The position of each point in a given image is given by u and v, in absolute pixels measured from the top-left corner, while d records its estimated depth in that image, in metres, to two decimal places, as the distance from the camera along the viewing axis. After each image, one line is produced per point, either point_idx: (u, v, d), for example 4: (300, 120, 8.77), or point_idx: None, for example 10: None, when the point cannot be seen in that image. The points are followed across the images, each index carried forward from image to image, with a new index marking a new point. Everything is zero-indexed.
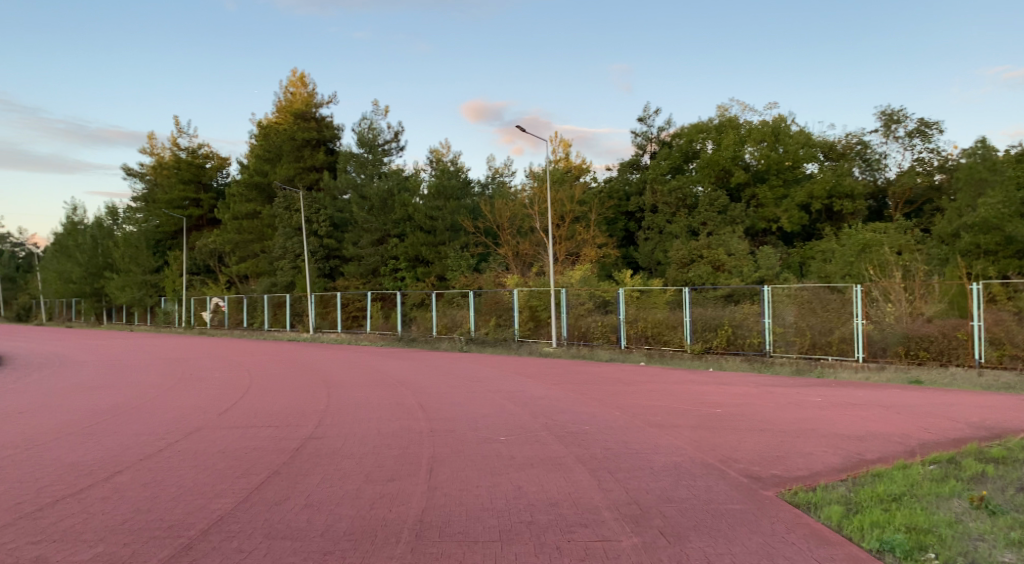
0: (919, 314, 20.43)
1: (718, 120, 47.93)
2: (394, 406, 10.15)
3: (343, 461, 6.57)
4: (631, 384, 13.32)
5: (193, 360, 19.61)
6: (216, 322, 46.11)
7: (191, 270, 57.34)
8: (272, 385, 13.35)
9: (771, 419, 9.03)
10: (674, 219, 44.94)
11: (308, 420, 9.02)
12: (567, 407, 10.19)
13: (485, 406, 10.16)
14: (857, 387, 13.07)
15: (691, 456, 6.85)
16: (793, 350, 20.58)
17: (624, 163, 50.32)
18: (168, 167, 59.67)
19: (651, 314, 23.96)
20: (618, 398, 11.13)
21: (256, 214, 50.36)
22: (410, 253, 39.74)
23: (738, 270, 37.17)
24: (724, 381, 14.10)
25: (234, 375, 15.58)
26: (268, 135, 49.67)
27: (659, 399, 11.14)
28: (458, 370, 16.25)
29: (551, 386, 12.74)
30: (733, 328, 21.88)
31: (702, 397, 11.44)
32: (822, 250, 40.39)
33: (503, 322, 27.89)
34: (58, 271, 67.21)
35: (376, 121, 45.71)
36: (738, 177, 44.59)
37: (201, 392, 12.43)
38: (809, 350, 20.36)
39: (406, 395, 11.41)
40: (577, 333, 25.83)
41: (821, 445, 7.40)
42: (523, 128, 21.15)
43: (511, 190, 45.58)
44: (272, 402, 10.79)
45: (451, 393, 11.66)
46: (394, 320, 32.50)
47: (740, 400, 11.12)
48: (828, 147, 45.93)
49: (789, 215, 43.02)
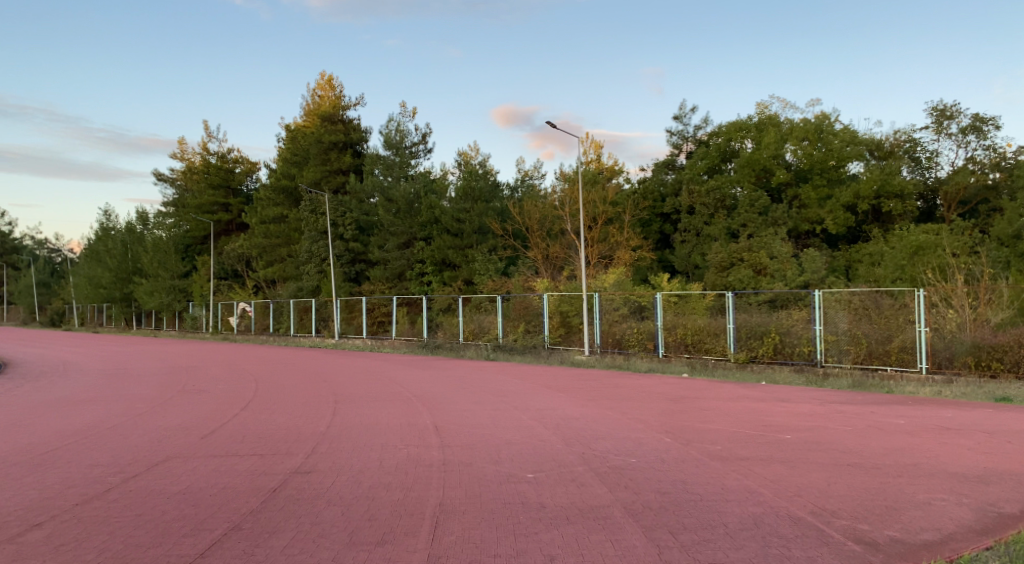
0: (985, 321, 18.59)
1: (758, 117, 45.94)
2: (406, 428, 8.78)
3: (325, 510, 5.18)
4: (674, 400, 11.79)
5: (203, 368, 18.56)
6: (243, 327, 45.46)
7: (219, 275, 56.90)
8: (276, 399, 12.09)
9: (856, 451, 7.41)
10: (712, 221, 43.18)
11: (301, 446, 7.69)
12: (605, 431, 8.65)
13: (508, 428, 8.74)
14: (938, 405, 11.35)
15: (774, 506, 5.30)
16: (847, 360, 18.71)
17: (660, 164, 48.45)
18: (198, 172, 59.63)
19: (691, 320, 22.29)
20: (665, 420, 9.59)
21: (283, 218, 49.76)
22: (437, 257, 38.35)
23: (781, 274, 35.38)
24: (782, 398, 12.43)
25: (239, 386, 14.40)
26: (297, 139, 49.17)
27: (713, 421, 9.54)
28: (482, 381, 14.77)
29: (586, 402, 11.26)
30: (780, 336, 20.11)
31: (761, 418, 9.84)
32: (870, 253, 38.36)
33: (534, 328, 26.45)
34: (89, 276, 67.49)
35: (403, 122, 44.45)
36: (779, 176, 42.55)
37: (196, 407, 11.20)
38: (865, 360, 18.50)
39: (420, 414, 10.04)
40: (611, 340, 24.24)
41: (938, 490, 5.77)
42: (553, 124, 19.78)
43: (541, 192, 44.17)
44: (269, 420, 9.50)
45: (471, 411, 10.26)
46: (420, 326, 31.35)
47: (808, 423, 9.48)
48: (875, 145, 43.75)
49: (834, 217, 40.93)
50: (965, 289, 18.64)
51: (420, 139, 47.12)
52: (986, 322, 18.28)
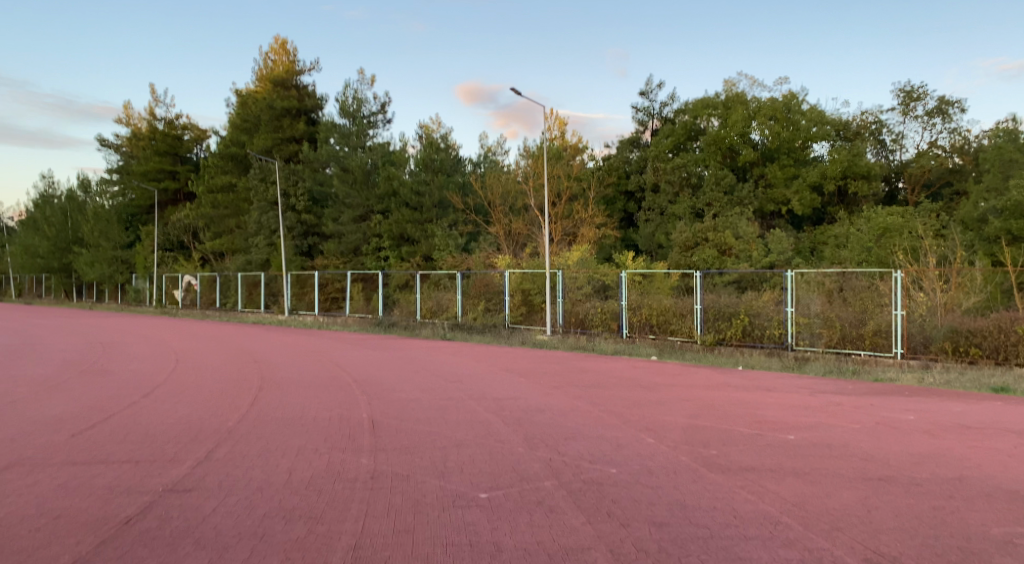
0: (957, 305, 17.66)
1: (725, 95, 44.85)
2: (334, 424, 7.24)
3: (185, 560, 3.60)
4: (648, 388, 10.44)
5: (123, 345, 16.61)
6: (188, 301, 43.02)
7: (163, 246, 53.99)
8: (190, 382, 10.37)
9: (884, 460, 6.05)
10: (678, 200, 42.15)
11: (193, 447, 6.05)
12: (575, 429, 7.22)
13: (458, 426, 7.25)
14: (940, 397, 10.15)
15: (812, 549, 3.90)
16: (819, 344, 17.68)
17: (624, 141, 46.90)
18: (143, 137, 56.52)
19: (657, 300, 20.99)
20: (643, 414, 8.21)
21: (230, 187, 47.58)
22: (394, 231, 36.49)
23: (746, 254, 34.28)
24: (767, 386, 11.15)
25: (154, 367, 12.59)
26: (245, 103, 46.28)
27: (698, 416, 8.17)
28: (434, 364, 13.22)
29: (550, 391, 9.82)
30: (749, 318, 18.94)
31: (750, 412, 8.54)
32: (836, 235, 37.88)
33: (493, 307, 25.00)
34: (24, 245, 63.81)
35: (360, 90, 42.15)
36: (746, 155, 41.56)
37: (89, 391, 9.42)
38: (839, 345, 17.47)
39: (355, 406, 8.43)
40: (574, 320, 22.88)
41: (1012, 520, 4.43)
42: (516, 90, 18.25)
43: (504, 167, 42.56)
44: (169, 411, 7.81)
45: (417, 402, 8.72)
46: (375, 303, 29.61)
47: (806, 418, 8.19)
48: (843, 126, 42.73)
49: (801, 197, 40.16)
50: (936, 271, 17.72)
51: (378, 108, 44.84)
52: (959, 306, 17.38)
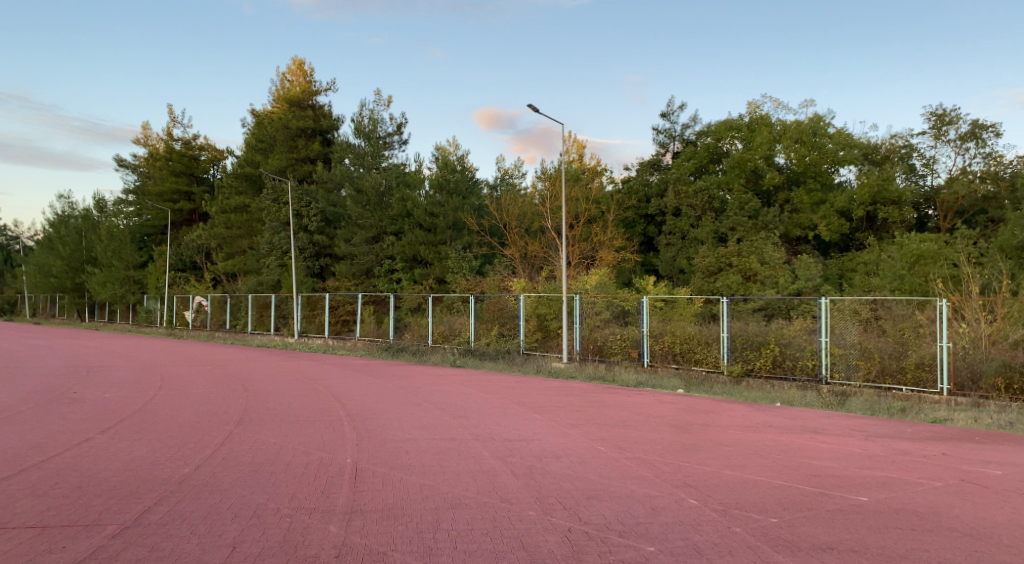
0: (1003, 338, 15.56)
1: (749, 117, 43.71)
2: (309, 474, 6.04)
3: None
4: (678, 428, 9.16)
5: (111, 369, 15.52)
6: (199, 322, 42.09)
7: (176, 266, 53.36)
8: (162, 414, 9.20)
9: (998, 538, 4.72)
10: (700, 224, 40.79)
11: (127, 506, 4.86)
12: (600, 484, 5.97)
13: (457, 477, 6.03)
14: (1017, 445, 8.75)
15: None
16: (856, 377, 16.21)
17: (645, 163, 45.81)
18: (160, 157, 56.25)
19: (681, 327, 19.67)
20: (677, 463, 6.94)
21: (245, 207, 47.01)
22: (407, 253, 35.38)
23: (772, 280, 32.99)
24: (814, 427, 9.80)
25: (132, 394, 11.45)
26: (262, 124, 45.78)
27: (743, 467, 6.87)
28: (440, 395, 11.98)
29: (566, 431, 8.56)
30: (780, 348, 17.52)
31: (803, 462, 7.25)
32: (865, 262, 36.49)
33: (508, 331, 23.77)
34: (40, 264, 63.49)
35: (377, 111, 41.56)
36: (771, 178, 40.40)
37: (44, 425, 8.27)
38: (878, 378, 15.99)
39: (340, 448, 7.22)
40: (592, 347, 21.58)
41: None
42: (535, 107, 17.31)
43: (522, 190, 41.52)
44: (119, 452, 6.63)
45: (412, 444, 7.49)
46: (386, 326, 28.42)
47: (872, 471, 6.88)
48: (871, 150, 41.44)
49: (828, 222, 38.81)
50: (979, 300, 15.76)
51: (395, 129, 44.17)
52: (1004, 339, 15.52)
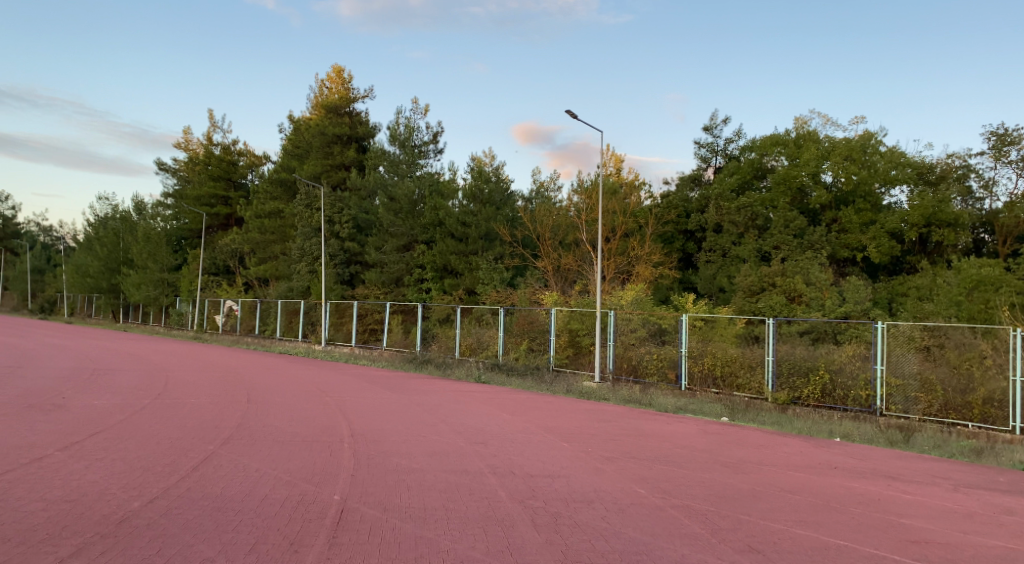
0: None
1: (796, 133, 42.19)
2: (283, 514, 4.92)
3: None
4: (730, 468, 7.86)
5: (116, 373, 14.65)
6: (228, 327, 41.65)
7: (210, 270, 53.25)
8: (143, 428, 8.16)
9: None
10: (742, 241, 39.21)
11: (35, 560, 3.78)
12: (643, 547, 4.75)
13: (462, 528, 4.87)
14: None
15: None
16: (915, 411, 14.56)
17: (685, 177, 44.43)
18: (200, 162, 56.50)
19: (722, 348, 18.20)
20: (735, 517, 5.68)
21: (279, 213, 46.68)
22: (438, 263, 34.56)
23: (818, 302, 31.10)
24: (890, 472, 8.39)
25: (125, 401, 10.51)
26: (299, 130, 45.49)
27: (818, 525, 5.59)
28: (458, 415, 10.81)
29: (599, 467, 7.33)
30: (830, 375, 15.94)
31: (890, 520, 5.91)
32: (917, 286, 34.65)
33: (538, 346, 22.61)
34: (79, 265, 64.11)
35: (413, 120, 40.89)
36: (818, 197, 38.74)
37: (7, 436, 7.32)
38: (940, 413, 14.37)
39: (333, 479, 6.10)
40: (626, 367, 20.23)
41: None
42: (576, 114, 16.37)
43: (557, 202, 40.42)
44: (66, 477, 5.58)
45: (417, 478, 6.36)
46: (413, 336, 27.42)
47: (980, 539, 5.52)
48: (926, 169, 39.26)
49: (878, 244, 36.96)
50: None
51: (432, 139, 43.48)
52: None
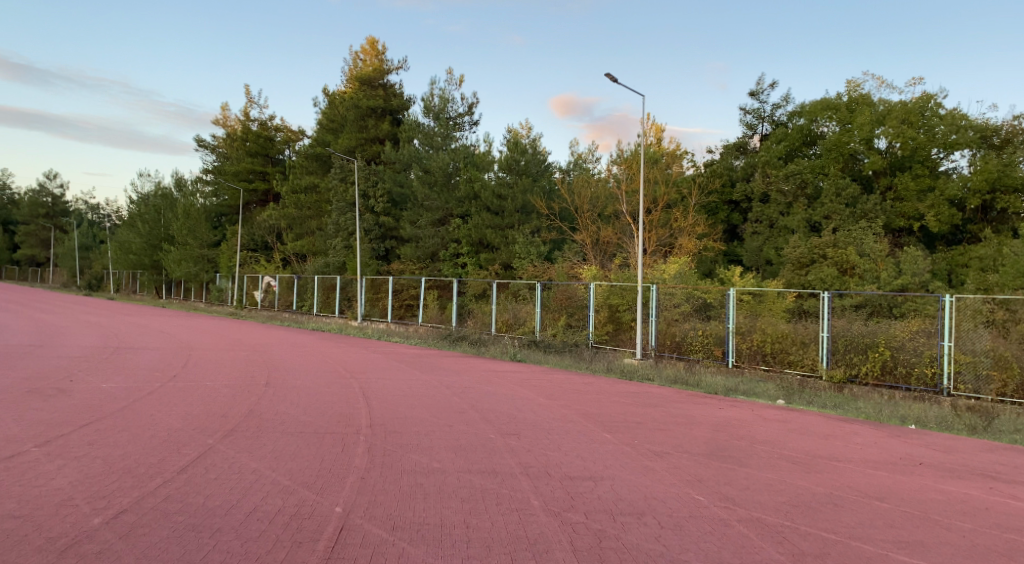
0: None
1: (848, 96, 40.02)
2: (268, 536, 4.07)
3: None
4: (799, 466, 6.80)
5: (137, 353, 14.11)
6: (267, 303, 41.44)
7: (248, 246, 53.03)
8: (144, 418, 7.44)
9: None
10: (791, 210, 37.45)
11: None
12: None
13: (483, 556, 3.96)
14: None
15: None
16: (988, 390, 13.11)
17: (730, 145, 42.70)
18: (237, 138, 56.33)
19: (771, 324, 16.94)
20: (819, 536, 4.66)
21: (315, 188, 46.27)
22: (473, 236, 33.57)
23: (872, 274, 29.32)
24: (988, 470, 7.20)
25: (134, 384, 9.84)
26: (333, 103, 44.75)
27: (924, 548, 4.53)
28: (490, 400, 9.89)
29: (648, 465, 6.35)
30: (891, 351, 14.59)
31: (1009, 540, 4.81)
32: (980, 257, 32.67)
33: (576, 323, 21.57)
34: (122, 242, 64.69)
35: (447, 90, 39.74)
36: (872, 162, 36.73)
37: None
38: (1016, 393, 12.90)
39: (338, 485, 5.23)
40: (669, 343, 19.05)
41: None
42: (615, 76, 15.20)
43: (596, 175, 39.13)
44: (30, 483, 4.81)
45: (436, 481, 5.45)
46: (449, 313, 26.63)
47: None
48: (991, 131, 36.63)
49: (937, 212, 34.82)
50: None
51: (466, 110, 42.41)
52: None
